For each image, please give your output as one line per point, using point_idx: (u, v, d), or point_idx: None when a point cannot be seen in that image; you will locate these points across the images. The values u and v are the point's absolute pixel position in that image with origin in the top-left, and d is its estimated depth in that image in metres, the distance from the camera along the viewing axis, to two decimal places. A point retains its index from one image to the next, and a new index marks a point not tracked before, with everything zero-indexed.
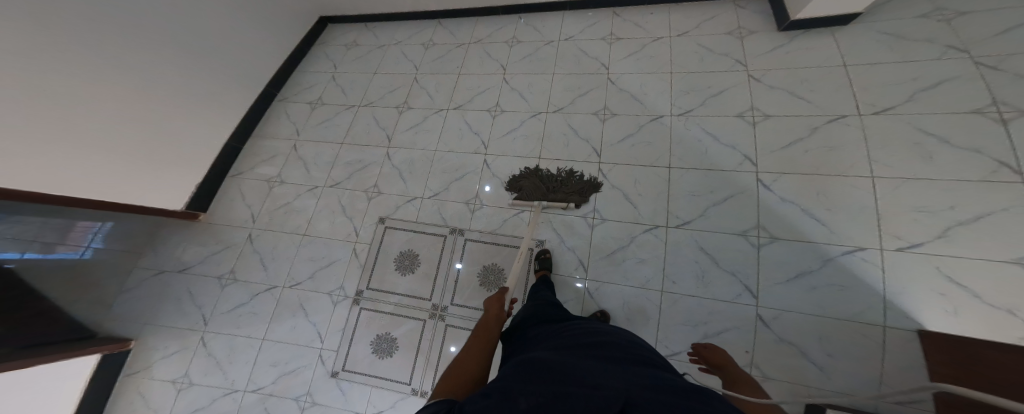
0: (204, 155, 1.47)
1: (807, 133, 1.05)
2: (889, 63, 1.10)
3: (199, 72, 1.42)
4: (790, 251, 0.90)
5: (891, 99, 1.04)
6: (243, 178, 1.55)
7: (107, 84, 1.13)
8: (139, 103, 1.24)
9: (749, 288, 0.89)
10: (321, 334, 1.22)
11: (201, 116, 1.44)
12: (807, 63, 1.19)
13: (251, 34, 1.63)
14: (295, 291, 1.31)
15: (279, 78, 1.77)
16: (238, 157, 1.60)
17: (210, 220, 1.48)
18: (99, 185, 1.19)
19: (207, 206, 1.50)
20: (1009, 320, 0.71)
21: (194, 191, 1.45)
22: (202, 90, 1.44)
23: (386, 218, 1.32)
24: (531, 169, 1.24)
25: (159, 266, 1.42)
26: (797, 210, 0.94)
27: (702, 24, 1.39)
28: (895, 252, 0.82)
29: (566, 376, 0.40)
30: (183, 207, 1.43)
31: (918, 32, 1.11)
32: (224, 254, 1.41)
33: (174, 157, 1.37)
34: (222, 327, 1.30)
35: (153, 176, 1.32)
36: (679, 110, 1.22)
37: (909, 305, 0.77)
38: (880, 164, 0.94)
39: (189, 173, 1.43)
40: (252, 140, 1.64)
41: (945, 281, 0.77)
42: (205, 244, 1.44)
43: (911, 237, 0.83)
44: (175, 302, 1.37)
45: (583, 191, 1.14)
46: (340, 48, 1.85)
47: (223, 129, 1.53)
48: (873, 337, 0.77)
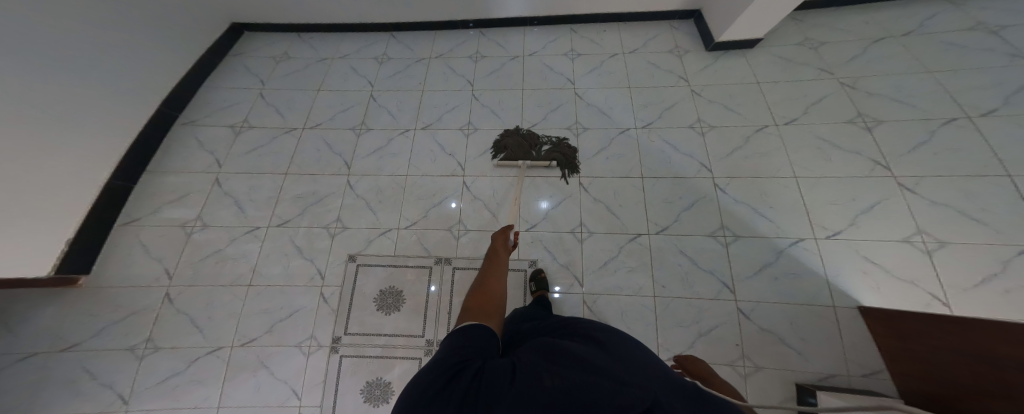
0: (65, 198, 1.07)
1: (744, 142, 1.26)
2: (790, 83, 1.36)
3: (42, 94, 1.01)
4: (751, 246, 1.06)
5: (794, 111, 1.29)
6: (143, 226, 1.21)
7: None
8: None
9: (726, 284, 1.02)
10: (297, 390, 1.04)
11: (50, 152, 1.02)
12: (733, 80, 1.41)
13: (139, 43, 1.28)
14: (248, 350, 1.08)
15: (184, 98, 1.42)
16: (127, 198, 1.24)
17: (99, 283, 1.12)
18: None
19: (90, 266, 1.13)
20: (910, 288, 0.95)
21: (62, 250, 1.06)
22: (69, 117, 1.07)
23: (357, 255, 1.18)
24: (514, 129, 1.36)
25: (24, 348, 1.04)
26: (749, 210, 1.12)
27: (647, 43, 1.55)
28: (826, 240, 1.04)
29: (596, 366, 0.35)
30: (51, 272, 1.04)
31: (805, 57, 1.40)
32: (134, 320, 1.09)
33: (33, 204, 0.98)
34: (152, 404, 1.02)
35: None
36: (642, 123, 1.35)
37: (846, 285, 0.98)
38: (799, 166, 1.17)
39: (45, 227, 1.02)
40: (146, 176, 1.29)
41: (863, 261, 1.00)
42: (98, 314, 1.09)
43: (833, 226, 1.05)
44: (63, 389, 1.02)
45: (566, 150, 1.28)
46: (267, 60, 1.57)
47: (103, 164, 1.17)
48: (828, 317, 0.95)
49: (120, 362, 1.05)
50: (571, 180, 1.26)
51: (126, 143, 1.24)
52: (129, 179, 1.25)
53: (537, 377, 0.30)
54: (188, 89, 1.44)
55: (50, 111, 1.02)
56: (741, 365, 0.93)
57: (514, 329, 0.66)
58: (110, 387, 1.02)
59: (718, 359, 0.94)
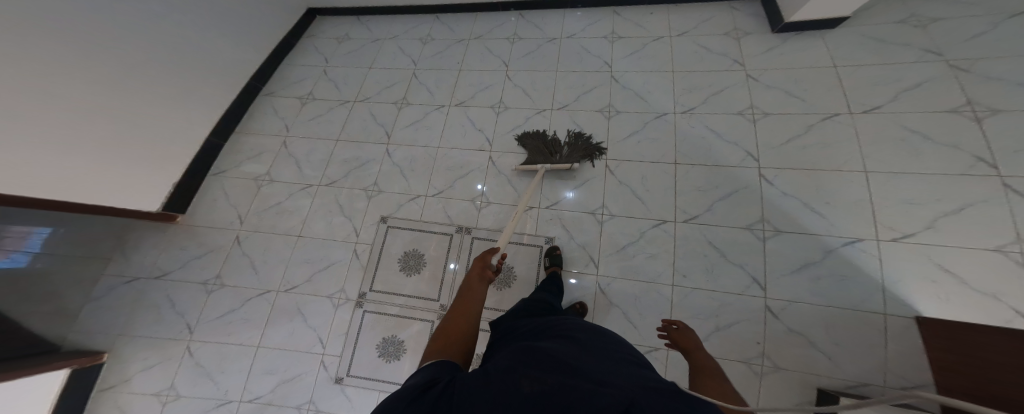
0: (175, 149, 1.33)
1: (804, 131, 1.11)
2: (876, 66, 1.16)
3: (169, 66, 1.27)
4: (795, 242, 0.98)
5: (875, 99, 1.11)
6: (227, 177, 1.44)
7: (97, 81, 1.07)
8: (77, 93, 1.02)
9: (757, 280, 0.96)
10: (323, 338, 1.19)
11: (170, 113, 1.29)
12: (800, 63, 1.24)
13: (237, 23, 1.51)
14: (290, 295, 1.26)
15: (266, 72, 1.65)
16: (219, 153, 1.49)
17: (190, 221, 1.37)
18: (76, 181, 1.10)
19: (187, 207, 1.39)
20: (991, 303, 0.81)
21: (169, 190, 1.33)
22: (183, 84, 1.32)
23: (388, 218, 1.29)
24: (531, 132, 1.30)
25: (132, 272, 1.32)
26: (799, 204, 1.01)
27: (700, 25, 1.42)
28: (889, 242, 0.91)
29: (565, 367, 0.42)
30: (159, 208, 1.31)
31: (900, 38, 1.18)
32: (212, 256, 1.33)
33: (153, 151, 1.26)
34: (211, 335, 1.23)
35: (117, 173, 1.18)
36: (682, 108, 1.26)
37: (906, 293, 0.87)
38: (871, 160, 1.02)
39: (160, 170, 1.30)
40: (235, 135, 1.53)
41: (933, 269, 0.87)
42: (187, 247, 1.34)
43: (902, 227, 0.92)
44: (153, 310, 1.28)
45: (589, 154, 1.22)
46: (331, 41, 1.75)
47: (205, 124, 1.42)
48: (874, 325, 0.86)
49: (193, 293, 1.28)
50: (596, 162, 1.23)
51: (224, 106, 1.49)
52: (222, 138, 1.50)
53: (516, 391, 0.37)
54: (271, 66, 1.67)
55: (169, 78, 1.28)
56: (758, 363, 0.89)
57: (510, 321, 0.73)
58: (182, 317, 1.26)
59: (734, 355, 0.91)
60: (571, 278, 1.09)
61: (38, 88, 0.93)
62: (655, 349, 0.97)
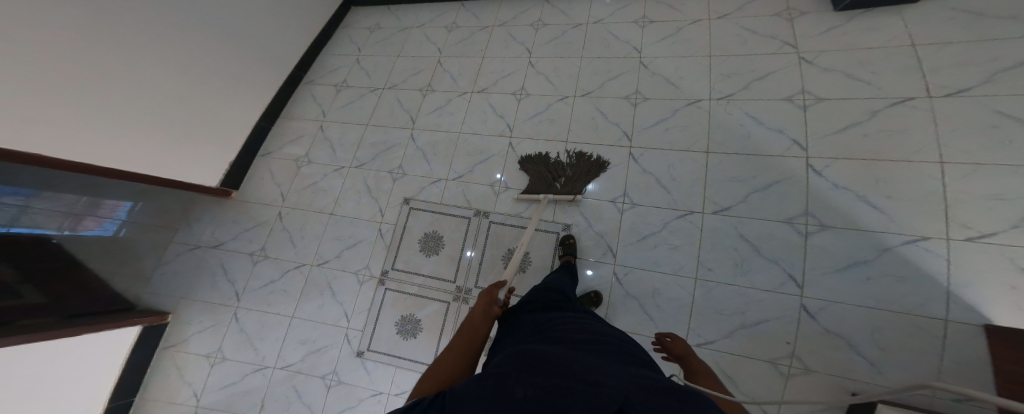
0: (234, 132, 1.48)
1: (865, 117, 0.98)
2: (963, 42, 0.99)
3: (231, 56, 1.42)
4: (842, 238, 0.88)
5: (960, 80, 0.95)
6: (271, 158, 1.57)
7: (171, 70, 1.23)
8: (155, 82, 1.19)
9: (794, 277, 0.89)
10: (348, 313, 1.27)
11: (231, 101, 1.45)
12: (862, 44, 1.09)
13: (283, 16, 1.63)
14: (321, 270, 1.35)
15: (307, 62, 1.77)
16: (267, 136, 1.62)
17: (241, 197, 1.52)
18: (155, 161, 1.27)
19: (239, 184, 1.54)
20: None
21: (226, 167, 1.48)
22: (239, 72, 1.46)
23: (410, 200, 1.34)
24: (530, 156, 1.25)
25: (193, 241, 1.49)
26: (852, 197, 0.90)
27: (744, 5, 1.30)
28: (963, 242, 0.79)
29: (563, 368, 0.42)
30: (217, 184, 1.46)
31: (998, 8, 0.99)
32: (257, 229, 1.46)
33: (216, 136, 1.43)
34: (253, 304, 1.36)
35: (188, 149, 1.34)
36: (718, 94, 1.17)
37: (976, 299, 0.75)
38: (949, 149, 0.87)
39: (221, 153, 1.46)
40: (281, 120, 1.66)
41: (1016, 273, 0.74)
42: (238, 221, 1.49)
43: (983, 226, 0.79)
44: (208, 276, 1.44)
45: (591, 175, 1.16)
46: (365, 31, 1.83)
47: (256, 109, 1.56)
48: (931, 332, 0.76)
49: (241, 263, 1.42)
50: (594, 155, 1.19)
51: (272, 92, 1.62)
52: (271, 122, 1.64)
53: (509, 395, 0.37)
54: (312, 56, 1.79)
55: (227, 66, 1.41)
56: (787, 364, 0.83)
57: (517, 324, 0.74)
58: (232, 284, 1.40)
59: (760, 355, 0.86)
60: (587, 268, 1.07)
61: (115, 74, 1.08)
62: None
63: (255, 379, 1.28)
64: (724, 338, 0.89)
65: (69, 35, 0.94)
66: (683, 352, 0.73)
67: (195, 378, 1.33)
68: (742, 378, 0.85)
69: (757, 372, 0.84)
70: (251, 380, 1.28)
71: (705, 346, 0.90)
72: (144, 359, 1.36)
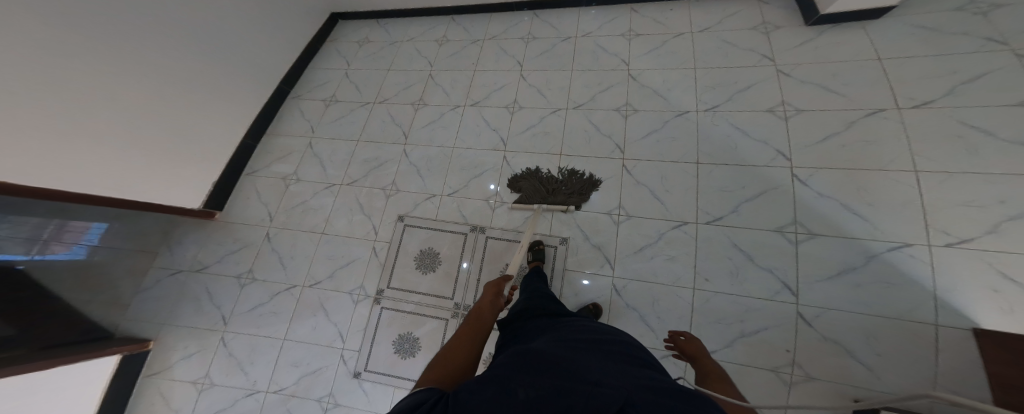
0: (214, 150, 1.44)
1: (843, 127, 1.03)
2: (927, 57, 1.05)
3: (209, 72, 1.38)
4: (829, 246, 0.92)
5: (928, 92, 1.00)
6: (258, 176, 1.53)
7: (146, 85, 1.18)
8: (128, 98, 1.14)
9: (788, 285, 0.91)
10: (343, 334, 1.23)
11: (210, 116, 1.40)
12: (836, 57, 1.15)
13: (265, 30, 1.59)
14: (314, 290, 1.31)
15: (293, 76, 1.73)
16: (253, 155, 1.58)
17: (227, 218, 1.47)
18: (129, 181, 1.21)
19: (225, 205, 1.49)
20: None
21: (210, 187, 1.44)
22: (218, 88, 1.41)
23: (405, 216, 1.32)
24: (530, 170, 1.25)
25: (177, 265, 1.43)
26: (837, 206, 0.94)
27: (724, 20, 1.35)
28: (942, 247, 0.84)
29: (566, 372, 0.42)
30: (201, 205, 1.42)
31: (954, 25, 1.07)
32: (245, 251, 1.41)
33: (196, 154, 1.38)
34: (243, 327, 1.31)
35: (169, 168, 1.31)
36: (704, 105, 1.21)
37: (961, 303, 0.79)
38: (923, 158, 0.92)
39: (202, 171, 1.41)
40: (267, 136, 1.62)
41: (998, 278, 0.78)
42: (224, 243, 1.43)
43: (959, 232, 0.84)
44: (193, 301, 1.37)
45: (584, 194, 1.17)
46: (352, 44, 1.81)
47: (239, 126, 1.51)
48: (924, 336, 0.80)
49: (229, 286, 1.37)
50: (587, 172, 1.21)
51: (257, 109, 1.58)
52: (257, 140, 1.60)
53: (513, 397, 0.37)
54: (298, 70, 1.75)
55: (206, 82, 1.37)
56: (788, 372, 0.85)
57: (520, 328, 0.74)
58: (218, 308, 1.35)
59: (761, 362, 0.88)
60: (584, 279, 1.09)
61: (86, 92, 1.03)
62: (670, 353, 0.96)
63: (246, 405, 1.22)
64: (725, 346, 0.91)
65: (34, 52, 0.89)
66: (696, 352, 0.76)
67: (181, 407, 1.27)
68: (747, 386, 0.87)
69: (761, 379, 0.86)
70: (242, 406, 1.22)
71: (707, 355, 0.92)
72: (124, 390, 1.28)
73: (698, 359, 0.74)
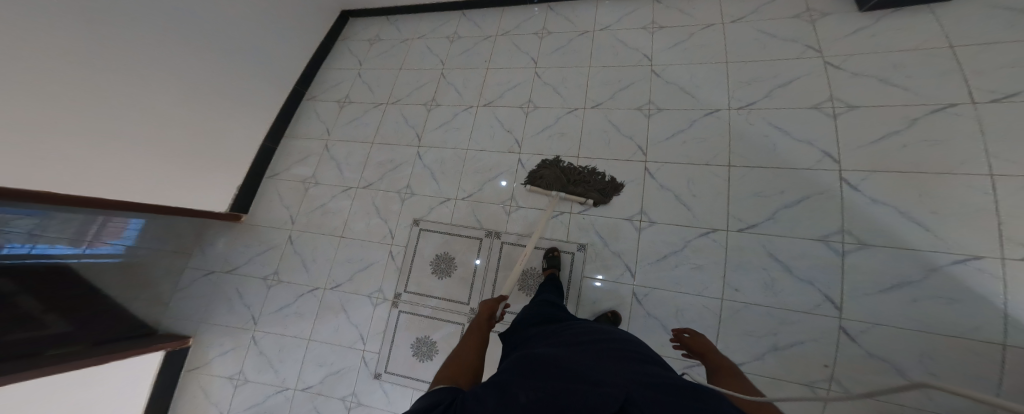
0: (239, 153, 1.46)
1: (905, 125, 0.93)
2: (1006, 43, 0.93)
3: (231, 76, 1.39)
4: (881, 257, 0.83)
5: (1007, 84, 0.89)
6: (278, 179, 1.54)
7: (175, 92, 1.21)
8: (159, 106, 1.17)
9: (831, 298, 0.84)
10: (363, 335, 1.25)
11: (236, 121, 1.43)
12: (891, 46, 1.03)
13: (280, 31, 1.57)
14: (335, 293, 1.33)
15: (308, 78, 1.72)
16: (273, 157, 1.59)
17: (251, 221, 1.50)
18: (166, 187, 1.27)
19: (249, 207, 1.52)
20: None
21: (235, 191, 1.46)
22: (238, 91, 1.42)
23: (420, 220, 1.30)
24: (551, 160, 1.22)
25: (205, 266, 1.48)
26: (894, 213, 0.85)
27: (760, 6, 1.23)
28: (1019, 261, 0.74)
29: (568, 374, 0.43)
30: (227, 208, 1.45)
31: None
32: (269, 254, 1.44)
33: (226, 159, 1.42)
34: (270, 327, 1.35)
35: (197, 174, 1.34)
36: (739, 103, 1.09)
37: None
38: (998, 159, 0.83)
39: (229, 175, 1.44)
40: (286, 139, 1.62)
41: None
42: (249, 245, 1.47)
43: None
44: (223, 301, 1.43)
45: (605, 194, 1.11)
46: (363, 43, 1.78)
47: (258, 129, 1.52)
48: (988, 356, 0.72)
49: (256, 287, 1.41)
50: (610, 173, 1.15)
51: (274, 111, 1.58)
52: (276, 142, 1.61)
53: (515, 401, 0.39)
54: (311, 71, 1.74)
55: (229, 86, 1.38)
56: (825, 387, 0.79)
57: (520, 335, 0.73)
58: (247, 308, 1.40)
59: (796, 379, 0.81)
60: (596, 281, 1.06)
61: (115, 101, 1.05)
62: (697, 364, 0.91)
63: (276, 401, 1.27)
64: (756, 361, 0.85)
65: (65, 65, 0.92)
66: (704, 348, 0.72)
67: (219, 401, 1.33)
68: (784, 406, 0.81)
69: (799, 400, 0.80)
70: (273, 402, 1.28)
71: None
72: (169, 385, 1.36)
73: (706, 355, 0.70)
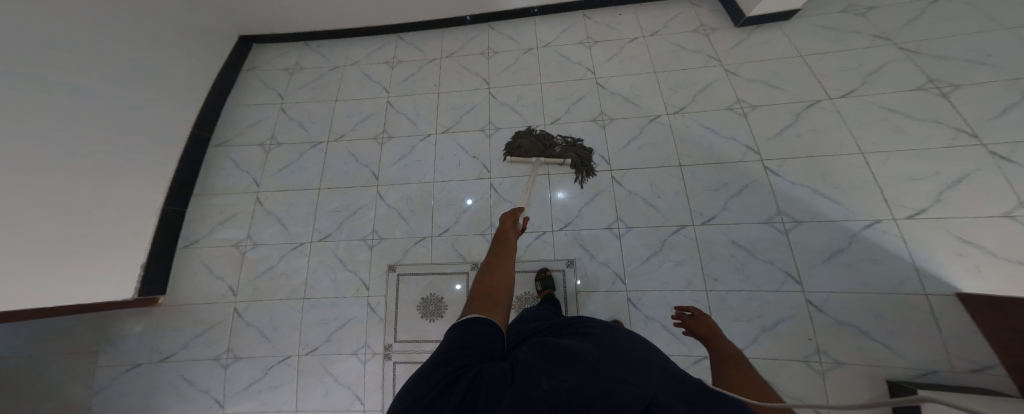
0: (132, 219, 1.11)
1: (794, 119, 1.17)
2: (840, 52, 1.25)
3: (112, 134, 1.05)
4: (814, 232, 1.02)
5: (850, 82, 1.19)
6: (200, 248, 1.22)
7: (43, 158, 0.88)
8: (25, 177, 0.84)
9: (790, 274, 0.99)
10: (360, 395, 1.06)
11: (121, 178, 1.08)
12: (770, 55, 1.29)
13: (166, 68, 1.24)
14: (313, 358, 1.10)
15: (209, 120, 1.40)
16: (184, 221, 1.26)
17: (176, 301, 1.16)
18: (36, 283, 0.88)
19: (165, 287, 1.18)
20: (1009, 267, 0.90)
21: (140, 273, 1.11)
22: (124, 152, 1.08)
23: (396, 265, 1.16)
24: (526, 129, 1.28)
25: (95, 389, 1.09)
26: (811, 193, 1.06)
27: (668, 23, 1.43)
28: (906, 219, 0.98)
29: (594, 362, 0.34)
30: (133, 294, 1.09)
31: (846, 25, 1.29)
32: (205, 338, 1.13)
33: (111, 227, 1.05)
34: (245, 405, 1.08)
35: (72, 264, 0.96)
36: (673, 108, 1.26)
37: (939, 271, 0.93)
38: (865, 141, 1.09)
39: (122, 247, 1.08)
40: (196, 198, 1.29)
41: (960, 243, 0.94)
42: (175, 331, 1.14)
43: (914, 204, 0.99)
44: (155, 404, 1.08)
45: (584, 160, 1.20)
46: (281, 73, 1.54)
47: (158, 191, 1.18)
48: (923, 307, 0.91)
49: (208, 370, 1.10)
50: (586, 182, 1.19)
51: (173, 164, 1.24)
52: (182, 203, 1.26)
53: (534, 386, 0.29)
54: (216, 109, 1.43)
55: (106, 146, 1.04)
56: (817, 361, 0.92)
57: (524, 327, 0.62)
58: (206, 393, 1.09)
59: (792, 356, 0.93)
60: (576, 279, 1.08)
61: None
62: (703, 357, 0.97)
63: None
64: (749, 343, 0.96)
65: None
66: (713, 335, 0.63)
67: None
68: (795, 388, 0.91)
69: (805, 379, 0.91)
70: None
71: None
72: None
73: (712, 340, 0.60)
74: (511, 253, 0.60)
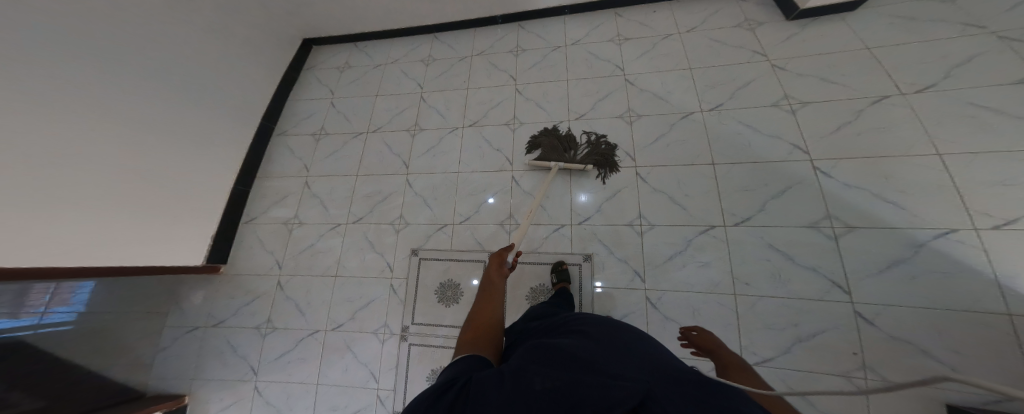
0: (209, 190, 1.28)
1: (853, 116, 1.04)
2: (914, 43, 1.10)
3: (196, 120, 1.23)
4: (870, 238, 0.90)
5: (926, 76, 1.04)
6: (258, 224, 1.37)
7: (138, 133, 1.06)
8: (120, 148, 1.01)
9: (838, 283, 0.88)
10: (375, 373, 1.11)
11: (205, 155, 1.26)
12: (825, 49, 1.17)
13: (239, 63, 1.42)
14: (338, 333, 1.17)
15: (275, 112, 1.57)
16: (249, 198, 1.42)
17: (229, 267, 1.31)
18: (129, 236, 1.06)
19: (227, 256, 1.33)
20: None
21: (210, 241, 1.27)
22: (205, 133, 1.26)
23: (419, 249, 1.21)
24: (548, 128, 1.26)
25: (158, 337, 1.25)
26: (868, 195, 0.93)
27: (708, 18, 1.36)
28: (991, 231, 0.83)
29: (586, 359, 0.37)
30: (202, 260, 1.25)
31: (924, 14, 1.13)
32: (256, 304, 1.26)
33: (194, 196, 1.23)
34: (275, 374, 1.17)
35: (160, 224, 1.13)
36: (709, 105, 1.19)
37: None
38: (941, 140, 0.95)
39: (200, 215, 1.25)
40: (259, 179, 1.45)
41: None
42: (226, 294, 1.28)
43: (1004, 214, 0.84)
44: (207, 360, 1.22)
45: (606, 157, 1.15)
46: (332, 72, 1.69)
47: (230, 169, 1.35)
48: (1001, 327, 0.77)
49: (249, 338, 1.22)
50: (609, 179, 1.16)
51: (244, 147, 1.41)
52: (247, 183, 1.42)
53: (530, 386, 0.33)
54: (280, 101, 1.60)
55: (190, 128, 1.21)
56: (862, 377, 0.81)
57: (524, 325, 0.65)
58: (245, 360, 1.20)
59: (831, 370, 0.83)
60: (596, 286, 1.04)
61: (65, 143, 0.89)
62: None
63: None
64: (780, 353, 0.86)
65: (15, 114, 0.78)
66: (713, 346, 0.68)
67: None
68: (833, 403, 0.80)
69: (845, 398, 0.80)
70: None
71: (764, 363, 0.87)
72: None
73: (714, 351, 0.66)
74: (499, 297, 0.66)
